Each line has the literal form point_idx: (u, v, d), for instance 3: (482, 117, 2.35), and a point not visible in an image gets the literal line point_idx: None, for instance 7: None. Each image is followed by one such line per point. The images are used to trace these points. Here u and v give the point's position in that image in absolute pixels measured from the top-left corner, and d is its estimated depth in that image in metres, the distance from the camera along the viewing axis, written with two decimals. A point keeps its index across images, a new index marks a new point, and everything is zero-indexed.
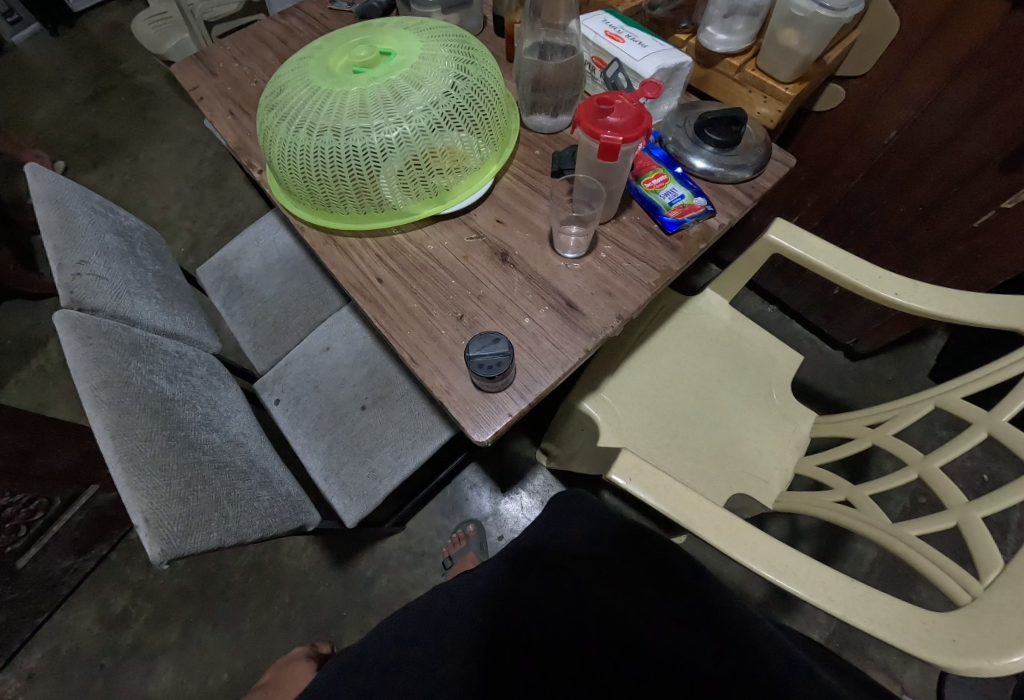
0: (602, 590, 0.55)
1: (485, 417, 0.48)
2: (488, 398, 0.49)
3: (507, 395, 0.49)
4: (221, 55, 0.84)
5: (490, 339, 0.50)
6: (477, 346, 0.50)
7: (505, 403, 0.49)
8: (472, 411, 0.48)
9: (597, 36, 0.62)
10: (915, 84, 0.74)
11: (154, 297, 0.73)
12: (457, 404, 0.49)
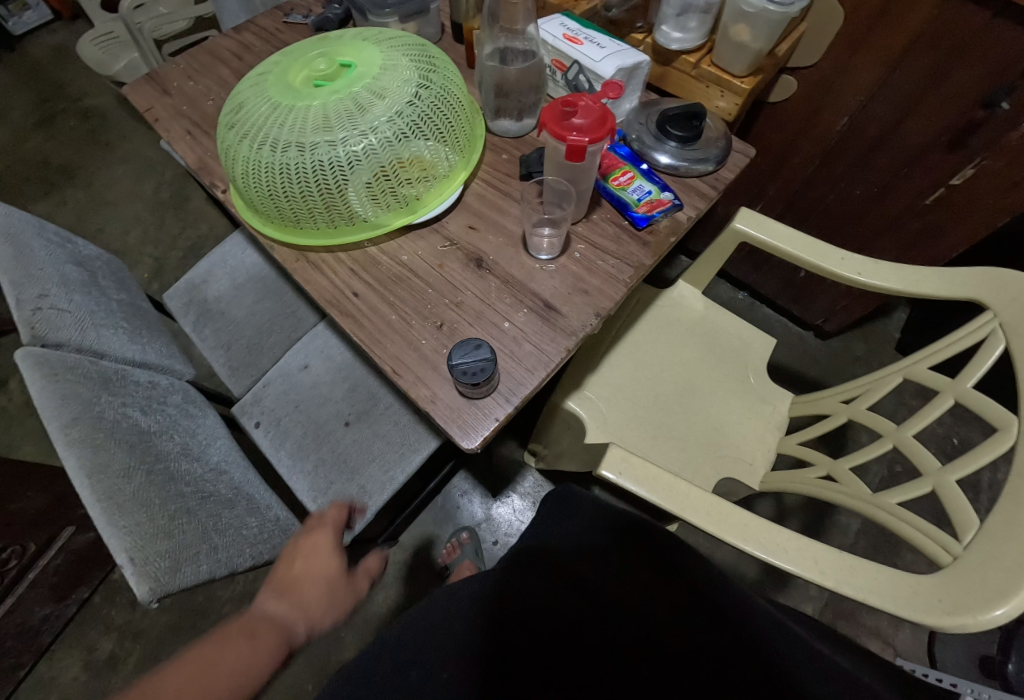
0: (600, 586, 0.55)
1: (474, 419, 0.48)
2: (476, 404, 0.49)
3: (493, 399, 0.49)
4: (174, 73, 0.82)
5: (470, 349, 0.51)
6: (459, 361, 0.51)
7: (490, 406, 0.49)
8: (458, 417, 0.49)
9: (556, 40, 0.62)
10: (863, 70, 0.77)
11: (120, 327, 0.71)
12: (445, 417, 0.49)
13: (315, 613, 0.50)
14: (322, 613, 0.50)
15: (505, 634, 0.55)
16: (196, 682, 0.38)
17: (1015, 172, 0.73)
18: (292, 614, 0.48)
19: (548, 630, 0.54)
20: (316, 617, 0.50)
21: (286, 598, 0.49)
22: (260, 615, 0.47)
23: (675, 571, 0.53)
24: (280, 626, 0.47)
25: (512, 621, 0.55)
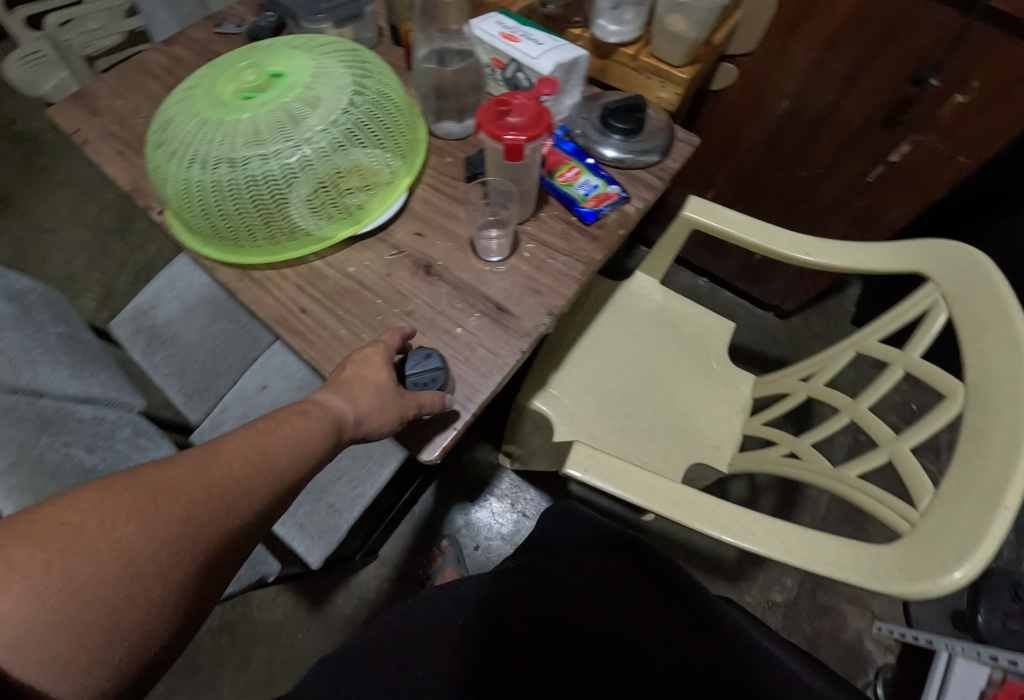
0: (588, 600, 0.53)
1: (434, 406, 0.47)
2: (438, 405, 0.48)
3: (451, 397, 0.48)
4: (102, 91, 0.78)
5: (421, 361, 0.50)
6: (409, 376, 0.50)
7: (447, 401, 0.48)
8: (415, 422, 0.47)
9: (493, 38, 0.61)
10: (800, 54, 0.79)
11: (60, 361, 0.67)
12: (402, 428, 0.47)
13: (377, 418, 0.43)
14: (382, 420, 0.44)
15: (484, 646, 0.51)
16: (262, 457, 0.37)
17: (948, 146, 0.76)
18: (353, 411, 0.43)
19: (543, 630, 0.51)
20: (374, 423, 0.44)
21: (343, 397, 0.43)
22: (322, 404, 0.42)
23: (680, 584, 0.52)
24: (338, 420, 0.42)
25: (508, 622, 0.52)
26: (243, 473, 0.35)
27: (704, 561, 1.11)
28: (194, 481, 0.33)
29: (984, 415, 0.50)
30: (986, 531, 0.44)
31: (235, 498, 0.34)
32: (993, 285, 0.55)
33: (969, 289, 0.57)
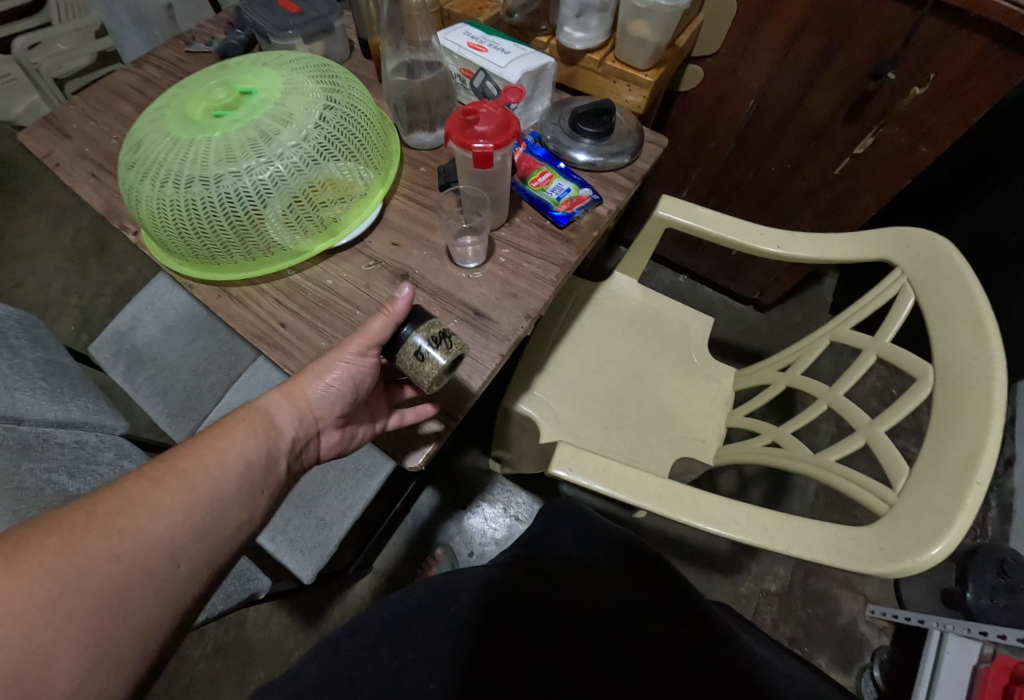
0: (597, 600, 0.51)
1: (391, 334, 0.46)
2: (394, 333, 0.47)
3: (397, 304, 0.47)
4: (73, 114, 0.78)
5: (418, 312, 0.48)
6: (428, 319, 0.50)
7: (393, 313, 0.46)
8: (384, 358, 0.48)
9: (461, 49, 0.63)
10: (762, 53, 0.81)
11: (39, 387, 0.65)
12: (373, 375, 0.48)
13: (327, 379, 0.46)
14: (329, 379, 0.46)
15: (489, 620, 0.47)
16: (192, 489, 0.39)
17: (910, 137, 0.78)
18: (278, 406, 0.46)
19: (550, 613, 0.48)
20: (322, 391, 0.47)
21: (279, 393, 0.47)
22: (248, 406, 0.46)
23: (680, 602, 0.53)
24: (282, 424, 0.46)
25: (518, 608, 0.48)
26: (156, 493, 0.37)
27: (697, 555, 1.12)
28: (97, 512, 0.34)
29: (952, 395, 0.52)
30: (960, 508, 0.45)
31: (142, 519, 0.35)
32: (957, 269, 0.57)
33: (935, 273, 0.59)
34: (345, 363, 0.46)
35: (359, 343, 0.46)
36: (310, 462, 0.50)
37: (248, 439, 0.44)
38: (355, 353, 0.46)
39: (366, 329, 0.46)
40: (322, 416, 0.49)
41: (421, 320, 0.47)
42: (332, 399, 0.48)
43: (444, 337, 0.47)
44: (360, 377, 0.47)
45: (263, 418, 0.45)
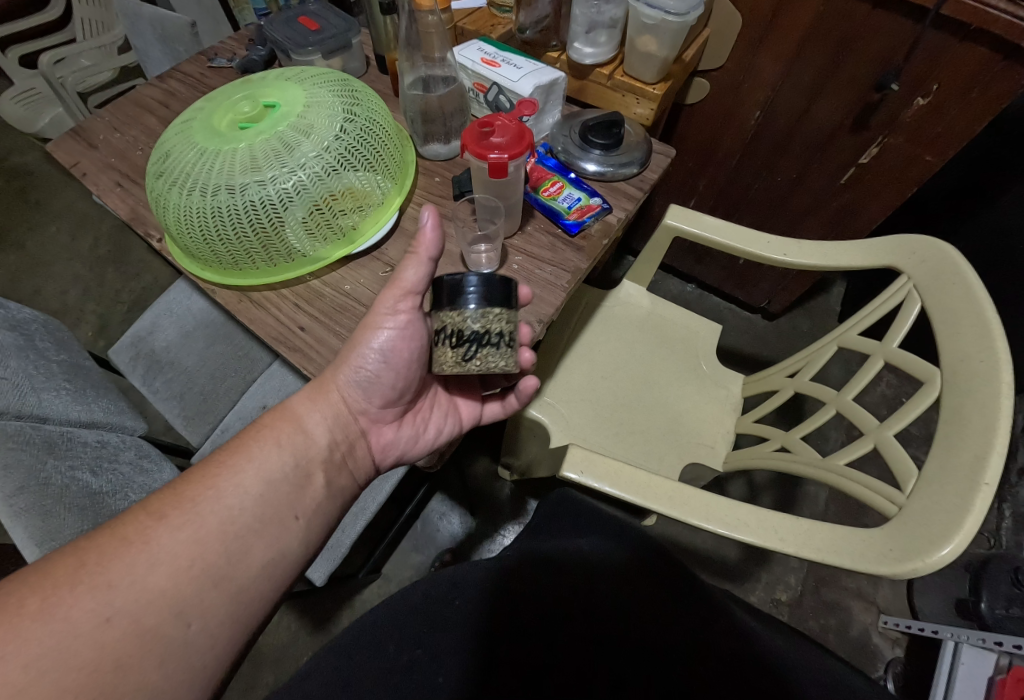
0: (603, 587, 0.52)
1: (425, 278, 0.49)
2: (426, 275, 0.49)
3: (420, 237, 0.47)
4: (100, 126, 0.81)
5: (495, 305, 0.46)
6: (516, 306, 0.48)
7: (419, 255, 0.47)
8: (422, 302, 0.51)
9: (475, 64, 0.65)
10: (767, 66, 0.83)
11: (63, 388, 0.67)
12: (417, 327, 0.52)
13: (364, 362, 0.51)
14: (370, 343, 0.51)
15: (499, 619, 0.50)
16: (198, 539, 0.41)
17: (914, 146, 0.79)
18: (297, 422, 0.51)
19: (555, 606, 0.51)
20: (356, 378, 0.53)
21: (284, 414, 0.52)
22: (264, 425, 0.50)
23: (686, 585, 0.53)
24: (306, 430, 0.51)
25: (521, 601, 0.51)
26: (156, 535, 0.40)
27: (706, 562, 1.11)
28: (85, 567, 0.37)
29: (959, 398, 0.52)
30: (969, 508, 0.46)
31: (139, 572, 0.38)
32: (962, 273, 0.58)
33: (941, 279, 0.60)
34: (385, 323, 0.50)
35: (392, 294, 0.49)
36: (331, 465, 0.52)
37: (262, 453, 0.48)
38: (392, 310, 0.50)
39: (399, 277, 0.49)
40: (362, 407, 0.56)
41: (478, 319, 0.46)
42: (364, 390, 0.54)
43: (478, 358, 0.47)
44: (404, 336, 0.51)
45: (275, 435, 0.50)
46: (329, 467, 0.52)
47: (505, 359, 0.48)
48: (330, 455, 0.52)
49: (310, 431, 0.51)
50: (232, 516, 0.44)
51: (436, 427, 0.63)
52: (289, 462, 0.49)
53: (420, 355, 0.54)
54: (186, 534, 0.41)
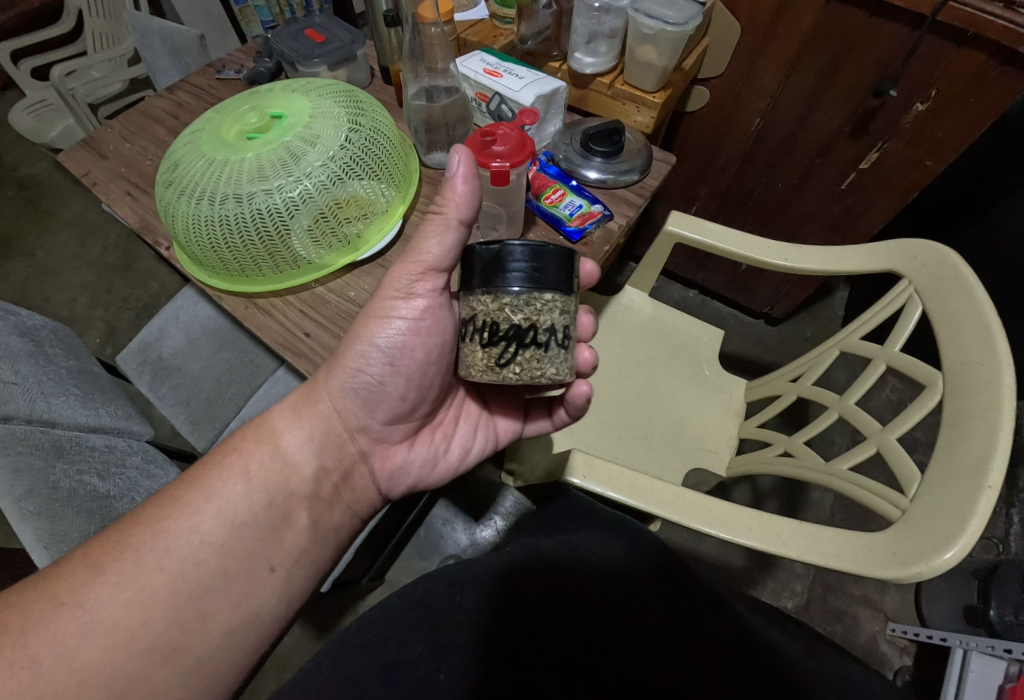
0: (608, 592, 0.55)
1: (444, 249, 0.48)
2: (451, 241, 0.48)
3: (449, 192, 0.46)
4: (109, 137, 0.82)
5: (541, 288, 0.40)
6: (569, 289, 0.41)
7: (446, 214, 0.47)
8: (439, 282, 0.51)
9: (477, 74, 0.66)
10: (766, 74, 0.84)
11: (71, 393, 0.68)
12: (431, 311, 0.52)
13: (365, 366, 0.51)
14: (376, 338, 0.50)
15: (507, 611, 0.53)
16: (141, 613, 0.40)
17: (914, 151, 0.80)
18: (275, 448, 0.50)
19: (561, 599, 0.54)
20: (351, 383, 0.52)
21: (261, 438, 0.50)
22: (234, 451, 0.48)
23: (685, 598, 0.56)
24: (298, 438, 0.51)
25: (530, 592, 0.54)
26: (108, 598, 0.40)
27: (711, 569, 1.11)
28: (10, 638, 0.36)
29: (961, 401, 0.52)
30: (972, 511, 0.46)
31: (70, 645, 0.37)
32: (962, 277, 0.58)
33: (942, 283, 0.60)
34: (395, 312, 0.50)
35: (409, 269, 0.49)
36: (320, 503, 0.51)
37: (227, 489, 0.46)
38: (405, 292, 0.50)
39: (417, 248, 0.48)
40: (364, 425, 0.55)
41: (521, 305, 0.40)
42: (363, 403, 0.53)
43: (520, 356, 0.41)
44: (415, 326, 0.50)
45: (244, 465, 0.48)
46: (314, 504, 0.50)
47: (554, 359, 0.42)
48: (316, 490, 0.51)
49: (289, 457, 0.50)
50: (194, 564, 0.43)
51: (455, 451, 0.62)
52: (263, 501, 0.47)
53: (429, 361, 0.53)
54: (128, 595, 0.40)
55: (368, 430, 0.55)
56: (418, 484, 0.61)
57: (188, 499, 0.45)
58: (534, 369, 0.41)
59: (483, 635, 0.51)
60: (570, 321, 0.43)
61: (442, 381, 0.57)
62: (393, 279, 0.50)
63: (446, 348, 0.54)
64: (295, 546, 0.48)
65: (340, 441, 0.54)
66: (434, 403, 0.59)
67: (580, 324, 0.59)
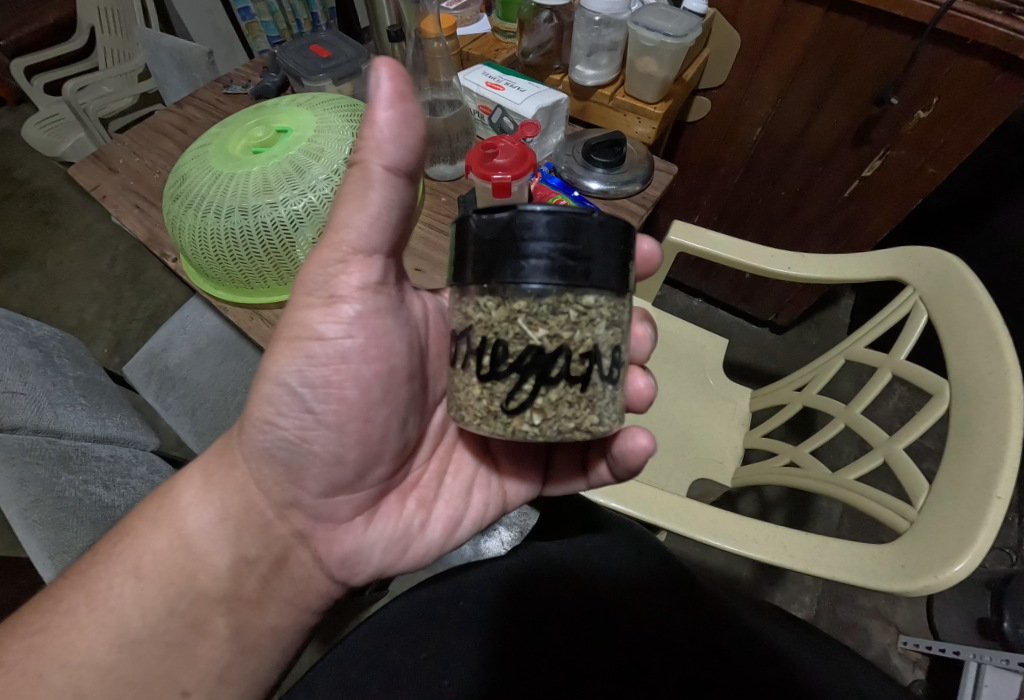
0: (603, 606, 0.55)
1: (367, 224, 0.35)
2: (373, 208, 0.34)
3: (369, 125, 0.32)
4: (119, 151, 0.84)
5: (576, 286, 0.30)
6: (620, 290, 0.31)
7: (368, 162, 0.34)
8: (368, 268, 0.38)
9: (480, 88, 0.67)
10: (767, 84, 0.84)
11: (78, 403, 0.69)
12: (363, 319, 0.40)
13: (278, 418, 0.41)
14: (289, 369, 0.40)
15: (505, 625, 0.54)
16: None
17: (917, 157, 0.79)
18: (177, 535, 0.42)
19: (556, 617, 0.55)
20: (264, 442, 0.42)
21: (162, 519, 0.43)
22: (129, 538, 0.42)
23: (693, 608, 0.55)
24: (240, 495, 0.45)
25: (526, 606, 0.55)
26: None
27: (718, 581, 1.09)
28: None
29: (969, 410, 0.52)
30: (982, 522, 0.45)
31: None
32: (967, 284, 0.58)
33: (947, 290, 0.60)
34: (312, 329, 0.39)
35: (324, 263, 0.37)
36: (243, 606, 0.43)
37: (113, 592, 0.40)
38: (323, 297, 0.38)
39: (331, 229, 0.36)
40: (295, 498, 0.44)
41: (544, 314, 0.30)
42: (284, 470, 0.43)
43: (538, 390, 0.31)
44: (337, 345, 0.39)
45: (137, 558, 0.41)
46: (237, 608, 0.43)
47: (585, 395, 0.31)
48: (236, 590, 0.43)
49: (196, 546, 0.42)
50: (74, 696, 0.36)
51: (436, 526, 0.51)
52: (161, 608, 0.40)
53: (365, 401, 0.41)
54: None
55: (301, 505, 0.44)
56: (383, 572, 0.49)
57: (71, 604, 0.39)
58: (572, 411, 0.31)
59: (484, 637, 0.53)
60: (617, 340, 0.32)
61: (394, 427, 0.45)
62: (305, 282, 0.38)
63: (392, 375, 0.43)
64: (210, 664, 0.41)
65: (264, 524, 0.44)
66: (391, 462, 0.47)
67: (635, 336, 0.50)
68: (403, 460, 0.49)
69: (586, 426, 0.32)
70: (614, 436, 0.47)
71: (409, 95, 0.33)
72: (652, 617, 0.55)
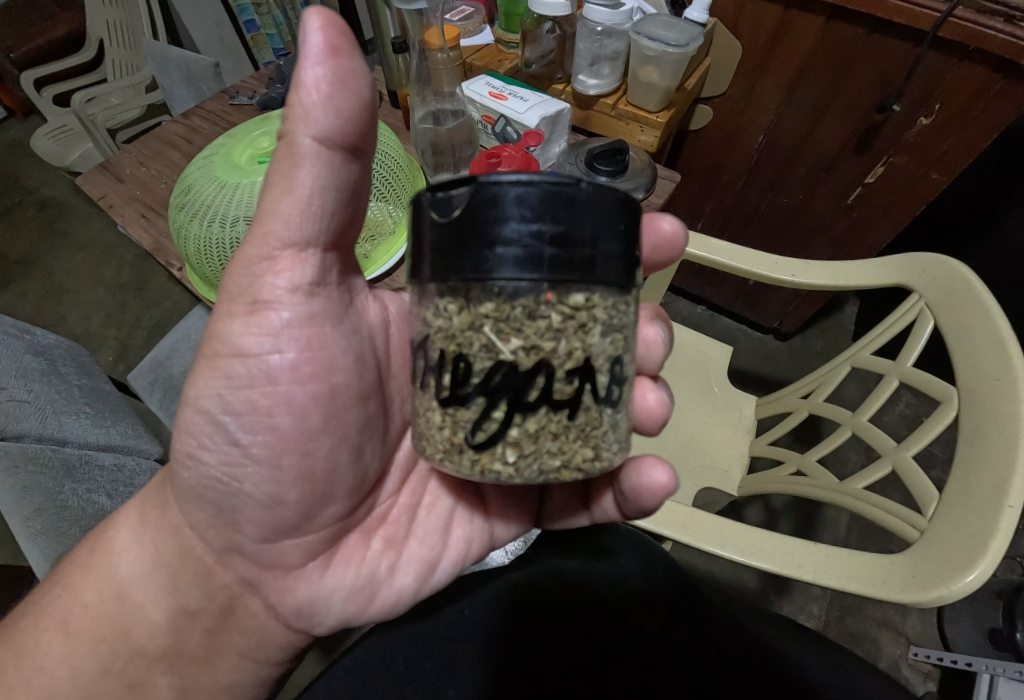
0: (613, 620, 0.54)
1: (297, 213, 0.33)
2: (301, 190, 0.32)
3: (295, 89, 0.29)
4: (126, 160, 0.85)
5: (562, 287, 0.27)
6: (622, 287, 0.30)
7: (296, 135, 0.30)
8: (303, 263, 0.36)
9: (483, 98, 0.68)
10: (768, 92, 0.85)
11: (83, 412, 0.69)
12: (296, 327, 0.38)
13: (200, 452, 0.39)
14: (208, 393, 0.39)
15: (512, 636, 0.53)
16: None
17: (919, 163, 0.79)
18: (108, 583, 0.42)
19: (564, 630, 0.54)
20: (190, 480, 0.40)
21: (93, 566, 0.42)
22: (62, 591, 0.42)
23: (704, 620, 0.54)
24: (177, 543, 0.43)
25: (535, 618, 0.55)
26: None
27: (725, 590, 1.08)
28: None
29: (979, 418, 0.51)
30: (993, 532, 0.44)
31: None
32: (973, 290, 0.58)
33: (953, 293, 0.60)
34: (232, 344, 0.37)
35: (251, 263, 0.36)
36: (186, 664, 0.43)
37: (42, 651, 0.40)
38: (245, 304, 0.37)
39: (257, 219, 0.34)
40: (234, 543, 0.41)
41: (519, 321, 0.28)
42: (216, 511, 0.41)
43: (511, 415, 0.29)
44: (262, 362, 0.37)
45: (65, 613, 0.41)
46: (177, 666, 0.42)
47: (569, 419, 0.29)
48: (177, 646, 0.42)
49: (131, 598, 0.42)
50: None
51: (406, 572, 0.47)
52: (93, 669, 0.40)
53: (299, 430, 0.39)
54: None
55: (241, 550, 0.42)
56: (348, 621, 0.45)
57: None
58: (558, 436, 0.29)
59: (490, 648, 0.53)
60: (616, 351, 0.31)
61: (343, 459, 0.42)
62: (230, 289, 0.37)
63: (334, 395, 0.40)
64: None
65: (204, 572, 0.43)
66: (347, 499, 0.44)
67: (645, 339, 0.49)
68: (363, 497, 0.46)
69: (571, 460, 0.29)
70: (626, 471, 0.44)
71: (348, 51, 0.29)
72: (660, 628, 0.54)
